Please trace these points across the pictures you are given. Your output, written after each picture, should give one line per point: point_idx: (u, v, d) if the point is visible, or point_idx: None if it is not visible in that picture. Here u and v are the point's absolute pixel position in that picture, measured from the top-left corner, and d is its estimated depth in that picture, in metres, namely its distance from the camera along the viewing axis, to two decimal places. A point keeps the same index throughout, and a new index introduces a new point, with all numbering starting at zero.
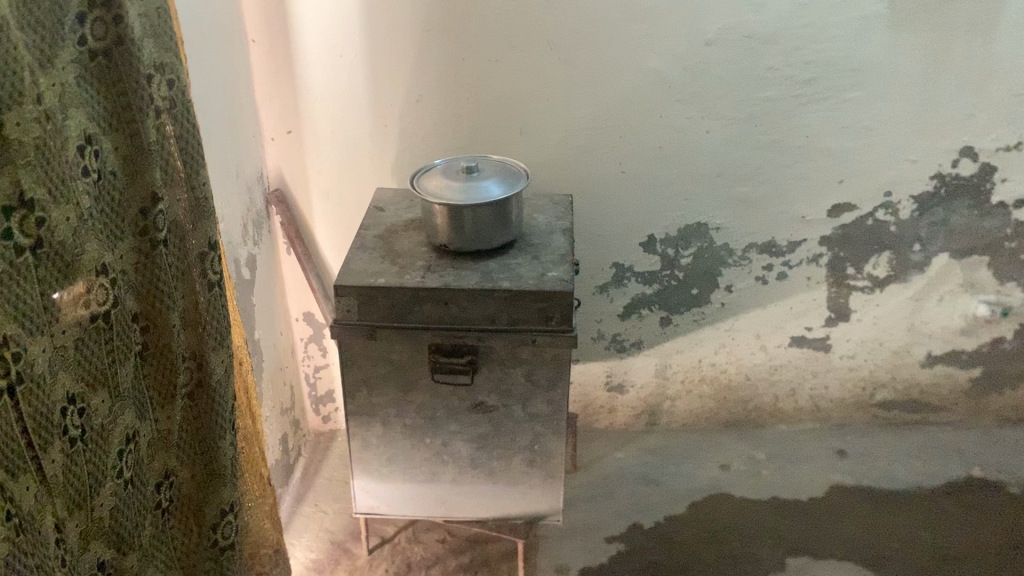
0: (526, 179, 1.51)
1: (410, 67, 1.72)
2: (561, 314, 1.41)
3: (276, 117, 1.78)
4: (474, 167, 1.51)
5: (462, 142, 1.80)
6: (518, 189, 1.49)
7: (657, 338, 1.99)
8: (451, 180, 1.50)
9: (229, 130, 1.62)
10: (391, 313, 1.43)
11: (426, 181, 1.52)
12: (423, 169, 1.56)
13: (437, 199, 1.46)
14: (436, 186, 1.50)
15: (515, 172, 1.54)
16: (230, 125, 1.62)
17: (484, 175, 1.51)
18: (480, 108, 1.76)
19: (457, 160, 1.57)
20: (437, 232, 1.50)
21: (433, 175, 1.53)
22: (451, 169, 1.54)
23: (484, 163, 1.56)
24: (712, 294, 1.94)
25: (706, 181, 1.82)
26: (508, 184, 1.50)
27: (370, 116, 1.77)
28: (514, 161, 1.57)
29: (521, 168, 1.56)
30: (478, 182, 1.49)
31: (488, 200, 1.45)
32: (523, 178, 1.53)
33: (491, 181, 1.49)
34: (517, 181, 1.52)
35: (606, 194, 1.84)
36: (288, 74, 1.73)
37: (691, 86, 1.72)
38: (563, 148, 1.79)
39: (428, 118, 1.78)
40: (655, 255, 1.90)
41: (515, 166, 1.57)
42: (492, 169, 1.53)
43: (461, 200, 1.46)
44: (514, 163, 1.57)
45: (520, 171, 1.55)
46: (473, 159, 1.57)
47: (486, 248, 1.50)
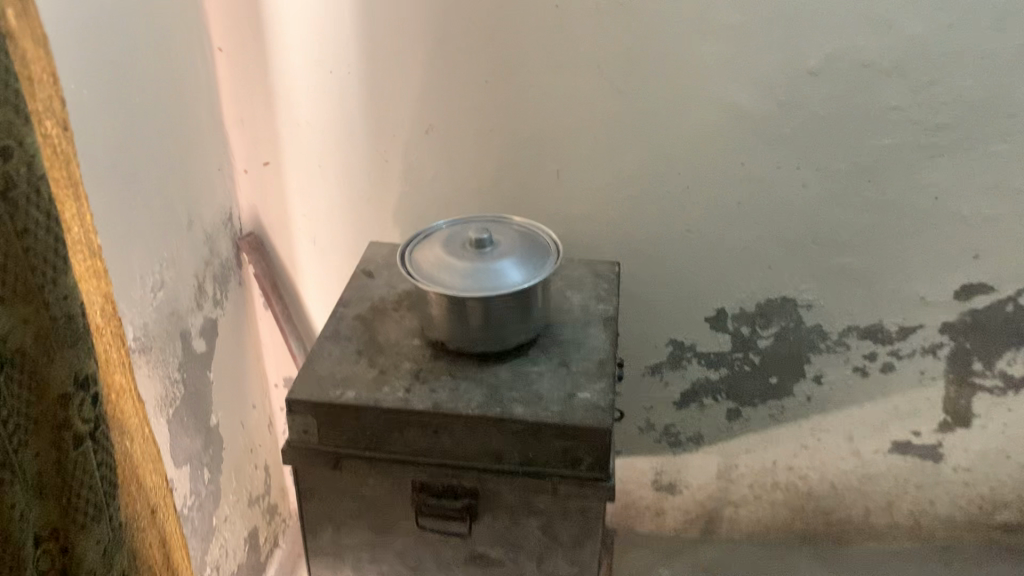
0: (559, 259, 1.11)
1: (416, 89, 1.33)
2: (592, 457, 1.02)
3: (250, 146, 1.41)
4: (486, 241, 1.11)
5: (483, 187, 1.41)
6: (544, 275, 1.08)
7: (721, 433, 1.59)
8: (452, 258, 1.10)
9: (177, 166, 1.25)
10: (362, 438, 1.06)
11: (419, 259, 1.12)
12: (420, 239, 1.17)
13: (432, 287, 1.07)
14: (431, 268, 1.10)
15: (543, 246, 1.14)
16: (180, 159, 1.26)
17: (498, 253, 1.10)
18: (509, 144, 1.37)
19: (470, 225, 1.17)
20: (433, 325, 1.12)
21: (431, 248, 1.13)
22: (455, 240, 1.13)
23: (502, 232, 1.15)
24: (796, 385, 1.53)
25: (796, 246, 1.41)
26: (530, 267, 1.09)
27: (366, 150, 1.39)
28: (544, 229, 1.17)
29: (558, 239, 1.15)
30: (488, 264, 1.08)
31: (500, 292, 1.04)
32: (555, 256, 1.12)
33: (506, 263, 1.09)
34: (543, 260, 1.11)
35: (664, 257, 1.44)
36: (265, 94, 1.36)
37: (784, 126, 1.31)
38: (612, 198, 1.40)
39: (441, 154, 1.39)
40: (724, 334, 1.49)
41: (550, 237, 1.17)
42: (511, 243, 1.13)
43: (464, 288, 1.06)
44: (550, 231, 1.18)
45: (553, 244, 1.15)
46: (491, 224, 1.17)
47: (499, 349, 1.11)
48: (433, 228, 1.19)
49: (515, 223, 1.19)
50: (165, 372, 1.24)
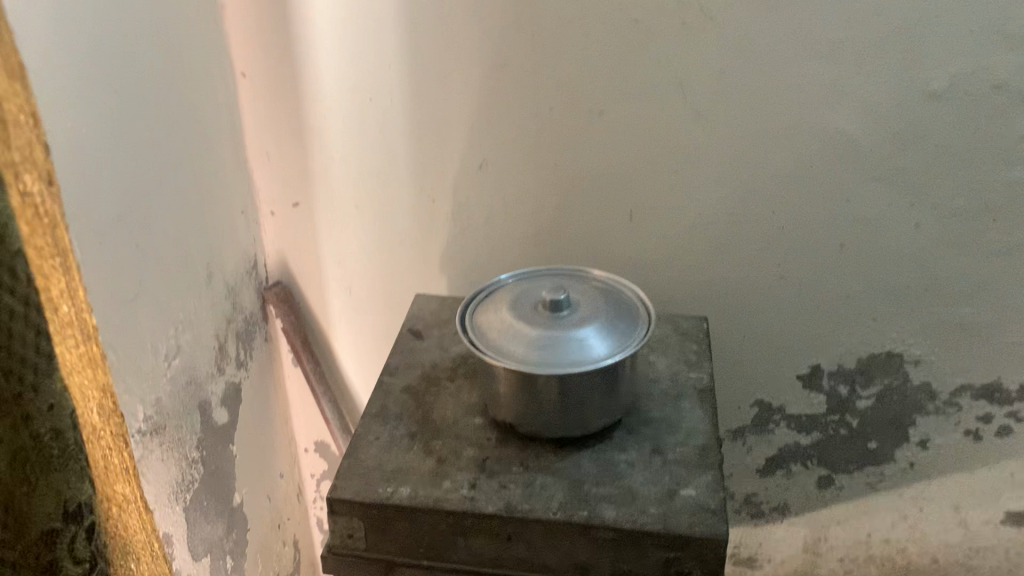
0: (652, 326, 0.93)
1: (468, 119, 1.15)
2: (702, 572, 0.84)
3: (278, 183, 1.24)
4: (563, 303, 0.93)
5: (544, 230, 1.23)
6: (634, 347, 0.90)
7: (809, 503, 1.41)
8: (523, 322, 0.92)
9: (194, 212, 1.08)
10: (419, 545, 0.88)
11: (482, 322, 0.94)
12: (480, 297, 0.99)
13: (501, 359, 0.88)
14: (497, 334, 0.92)
15: (629, 308, 0.96)
16: (197, 204, 1.09)
17: (578, 317, 0.92)
18: (576, 181, 1.18)
19: (540, 281, 0.99)
20: (499, 405, 0.93)
21: (495, 309, 0.95)
22: (524, 300, 0.95)
23: (579, 291, 0.97)
24: (897, 450, 1.35)
25: (905, 295, 1.22)
26: (617, 336, 0.91)
27: (410, 189, 1.21)
28: (628, 285, 0.99)
29: (647, 300, 0.97)
30: (568, 332, 0.90)
31: (585, 368, 0.86)
32: (646, 323, 0.94)
33: (589, 331, 0.91)
34: (632, 328, 0.93)
35: (751, 308, 1.26)
36: (295, 124, 1.20)
37: (897, 158, 1.12)
38: (692, 242, 1.21)
39: (496, 193, 1.20)
40: (818, 394, 1.31)
41: (637, 298, 0.98)
42: (592, 304, 0.95)
43: (539, 361, 0.88)
44: (636, 290, 1.00)
45: (641, 307, 0.96)
46: (565, 281, 0.99)
47: (579, 434, 0.93)
48: (495, 284, 1.01)
49: (593, 279, 1.01)
50: (181, 452, 1.07)
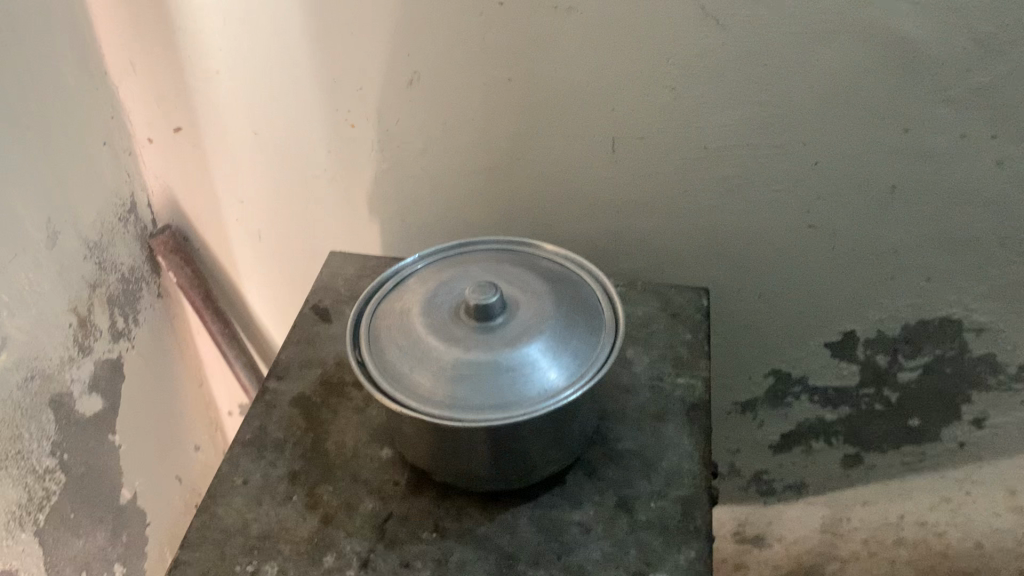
0: (623, 338, 0.65)
1: (389, 17, 0.83)
2: None
3: (151, 104, 0.94)
4: (495, 308, 0.65)
5: (498, 162, 0.94)
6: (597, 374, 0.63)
7: (832, 482, 1.18)
8: (438, 339, 0.64)
9: (17, 152, 0.80)
10: None
11: (383, 336, 0.67)
12: (385, 293, 0.71)
13: (405, 402, 0.62)
14: (403, 357, 0.65)
15: (592, 308, 0.68)
16: (21, 141, 0.81)
17: (517, 329, 0.65)
18: (537, 102, 0.88)
19: (468, 269, 0.71)
20: (405, 444, 0.68)
21: (403, 316, 0.67)
22: (442, 301, 0.67)
23: (522, 284, 0.69)
24: (943, 429, 1.09)
25: (974, 249, 0.93)
26: (572, 356, 0.64)
27: (320, 109, 0.92)
28: (593, 271, 0.71)
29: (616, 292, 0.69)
30: (501, 354, 0.63)
31: (526, 417, 0.59)
32: (614, 329, 0.67)
33: (532, 350, 0.63)
34: (594, 340, 0.65)
35: (769, 262, 0.98)
36: (159, 28, 0.88)
37: (983, 75, 0.79)
38: (695, 178, 0.92)
39: (433, 113, 0.91)
40: (851, 364, 1.05)
41: (602, 287, 0.71)
42: (538, 305, 0.67)
43: (461, 405, 0.61)
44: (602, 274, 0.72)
45: (607, 304, 0.69)
46: (503, 267, 0.71)
47: (517, 485, 0.67)
48: (408, 272, 0.73)
49: (543, 260, 0.73)
50: (24, 465, 0.83)
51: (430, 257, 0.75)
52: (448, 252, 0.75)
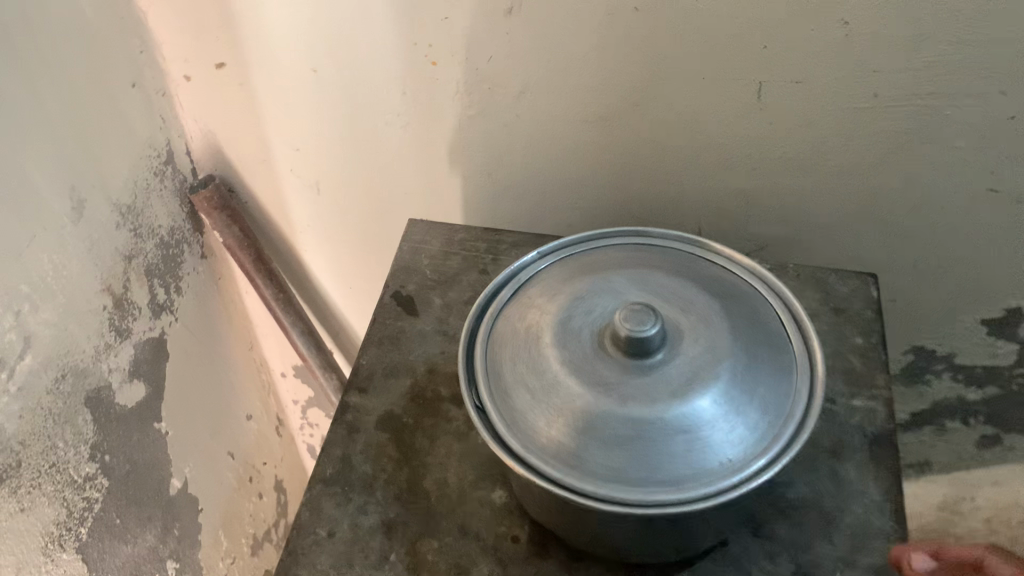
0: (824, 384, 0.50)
1: None
2: None
3: (187, 38, 0.77)
4: (655, 341, 0.49)
5: (611, 107, 0.77)
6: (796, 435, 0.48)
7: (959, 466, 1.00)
8: (582, 382, 0.49)
9: (29, 107, 0.64)
10: None
11: (507, 375, 0.52)
12: (503, 312, 0.56)
13: (547, 475, 0.47)
14: (536, 406, 0.50)
15: (778, 344, 0.52)
16: (32, 92, 0.64)
17: (685, 367, 0.49)
18: (669, 40, 0.70)
19: (608, 278, 0.55)
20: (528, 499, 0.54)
21: (530, 347, 0.52)
22: (581, 329, 0.52)
23: (682, 302, 0.53)
24: None
25: None
26: (760, 408, 0.49)
27: (395, 46, 0.74)
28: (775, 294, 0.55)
29: (802, 319, 0.54)
30: (668, 405, 0.47)
31: (712, 502, 0.45)
32: (808, 373, 0.52)
33: (708, 399, 0.48)
34: (784, 385, 0.50)
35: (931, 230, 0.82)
36: None
37: None
38: (859, 127, 0.74)
39: (535, 50, 0.73)
40: (1008, 344, 0.89)
41: (783, 307, 0.56)
42: (708, 331, 0.51)
43: (620, 479, 0.47)
44: (781, 288, 0.57)
45: (793, 335, 0.54)
46: (653, 276, 0.55)
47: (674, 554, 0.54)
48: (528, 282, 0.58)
49: (700, 267, 0.58)
50: (61, 478, 0.71)
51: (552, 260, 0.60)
52: (574, 254, 0.60)
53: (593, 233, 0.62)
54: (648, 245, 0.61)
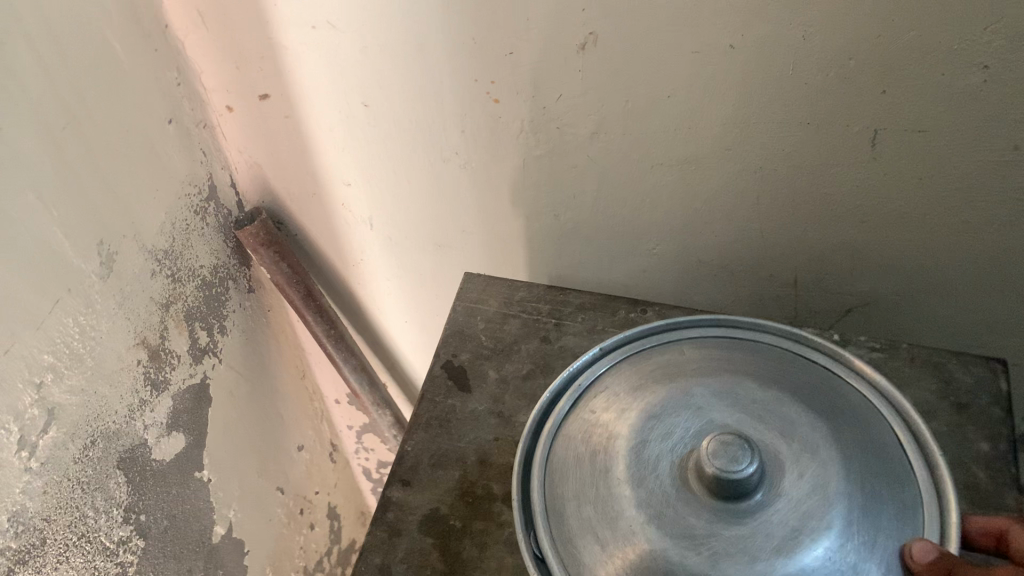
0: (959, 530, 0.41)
1: None
2: None
3: (228, 68, 0.72)
4: (751, 479, 0.40)
5: (697, 156, 0.67)
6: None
7: None
8: (661, 530, 0.42)
9: (56, 166, 0.59)
10: None
11: (570, 512, 0.45)
12: (562, 428, 0.50)
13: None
14: (606, 553, 0.43)
15: (900, 475, 0.44)
16: (59, 150, 0.59)
17: (789, 510, 0.40)
18: (767, 87, 0.60)
19: (688, 388, 0.47)
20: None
21: (597, 478, 0.45)
22: (658, 461, 0.44)
23: (781, 422, 0.45)
24: None
25: None
26: (887, 560, 0.40)
27: (453, 87, 0.67)
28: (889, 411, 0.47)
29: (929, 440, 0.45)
30: (770, 565, 0.39)
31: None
32: (940, 511, 0.43)
33: (818, 554, 0.39)
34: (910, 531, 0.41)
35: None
36: None
37: None
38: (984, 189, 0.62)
39: (610, 94, 0.64)
40: None
41: (903, 422, 0.47)
42: (816, 463, 0.42)
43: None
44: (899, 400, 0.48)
45: (920, 461, 0.45)
46: (742, 385, 0.47)
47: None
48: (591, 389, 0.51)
49: (800, 371, 0.49)
50: (92, 548, 0.66)
51: (618, 361, 0.53)
52: (643, 353, 0.53)
53: (664, 321, 0.55)
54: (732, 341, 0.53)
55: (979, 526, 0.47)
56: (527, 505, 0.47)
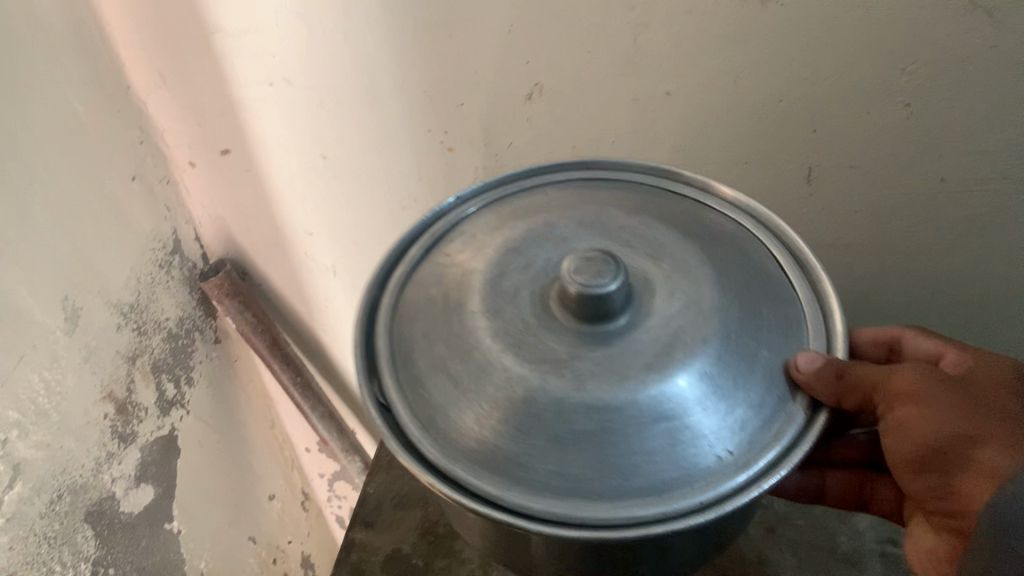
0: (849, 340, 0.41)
1: (501, 10, 0.58)
2: None
3: (189, 125, 0.75)
4: (615, 297, 0.37)
5: None
6: (812, 420, 0.39)
7: None
8: (522, 356, 0.38)
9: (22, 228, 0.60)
10: None
11: (420, 359, 0.41)
12: (412, 283, 0.46)
13: (490, 495, 0.36)
14: (461, 399, 0.39)
15: (774, 298, 0.42)
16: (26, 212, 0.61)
17: (659, 325, 0.38)
18: (707, 130, 0.63)
19: (551, 222, 0.44)
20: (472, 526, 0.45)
21: (450, 315, 0.41)
22: (517, 287, 0.41)
23: (648, 246, 0.42)
24: None
25: None
26: (764, 380, 0.39)
27: (406, 139, 0.70)
28: (764, 242, 0.45)
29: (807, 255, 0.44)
30: (641, 385, 0.36)
31: (720, 513, 0.34)
32: (826, 342, 0.42)
33: (693, 377, 0.37)
34: (797, 348, 0.41)
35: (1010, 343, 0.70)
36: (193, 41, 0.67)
37: None
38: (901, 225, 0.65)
39: (558, 140, 0.67)
40: None
41: (779, 249, 0.45)
42: (689, 281, 0.40)
43: (581, 493, 0.36)
44: (778, 228, 0.46)
45: (800, 284, 0.43)
46: (610, 216, 0.45)
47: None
48: (448, 238, 0.47)
49: (671, 207, 0.47)
50: None
51: (483, 206, 0.49)
52: (507, 199, 0.49)
53: (531, 167, 0.52)
54: (601, 182, 0.50)
55: (871, 338, 0.52)
56: (373, 356, 0.43)
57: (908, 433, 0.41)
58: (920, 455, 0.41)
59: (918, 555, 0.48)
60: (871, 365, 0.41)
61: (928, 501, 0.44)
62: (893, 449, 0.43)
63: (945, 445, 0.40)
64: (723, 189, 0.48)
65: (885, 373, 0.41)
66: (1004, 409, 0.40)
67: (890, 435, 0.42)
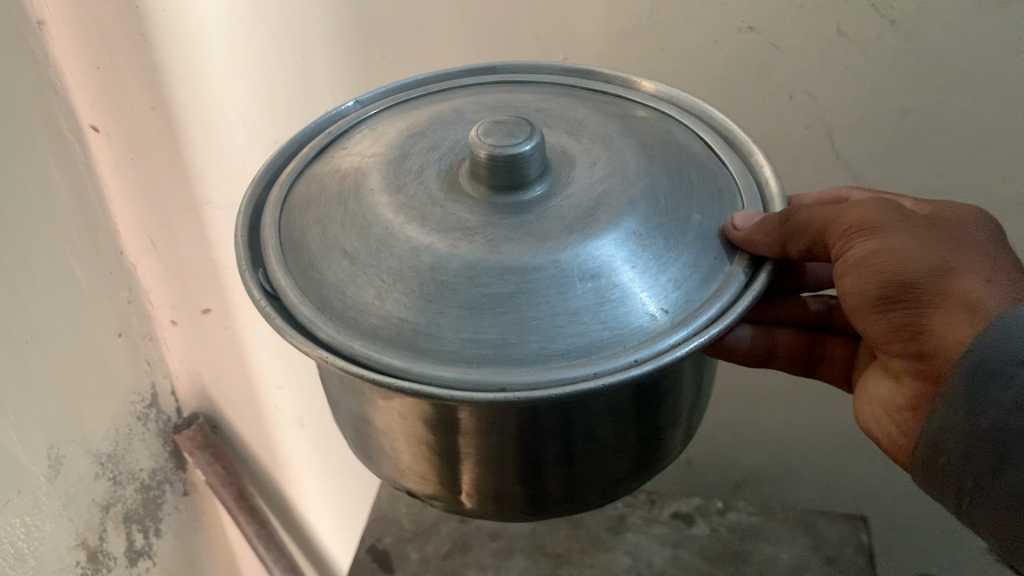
0: (784, 186, 0.43)
1: None
2: None
3: (174, 289, 0.82)
4: (533, 159, 0.39)
5: None
6: (756, 277, 0.39)
7: None
8: (430, 225, 0.38)
9: (27, 383, 0.66)
10: None
11: (316, 244, 0.40)
12: (306, 175, 0.46)
13: (400, 368, 0.34)
14: (369, 282, 0.38)
15: (696, 163, 0.43)
16: (31, 369, 0.66)
17: (580, 194, 0.39)
18: None
19: (457, 107, 0.46)
20: (401, 452, 0.43)
21: (344, 197, 0.42)
22: (416, 165, 0.42)
23: (568, 124, 0.44)
24: None
25: None
26: (701, 242, 0.39)
27: None
28: (680, 121, 0.47)
29: (738, 134, 0.46)
30: (562, 244, 0.37)
31: (658, 364, 0.33)
32: (763, 197, 0.43)
33: (615, 239, 0.37)
34: (730, 211, 0.42)
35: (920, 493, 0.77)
36: (185, 213, 0.75)
37: None
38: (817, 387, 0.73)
39: None
40: None
41: (707, 129, 0.47)
42: (609, 152, 0.42)
43: (504, 359, 0.35)
44: (702, 109, 0.48)
45: (727, 157, 0.45)
46: (520, 105, 0.46)
47: (591, 496, 0.44)
48: (344, 137, 0.48)
49: (585, 95, 0.49)
50: None
51: (384, 109, 0.50)
52: (408, 102, 0.50)
53: (430, 75, 0.52)
54: (504, 80, 0.52)
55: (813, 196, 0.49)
56: (256, 242, 0.43)
57: (875, 263, 0.38)
58: (887, 293, 0.39)
59: (875, 413, 0.47)
60: (819, 204, 0.39)
61: (891, 346, 0.41)
62: (852, 289, 0.40)
63: (915, 279, 0.38)
64: (646, 83, 0.50)
65: (835, 212, 0.39)
66: (970, 238, 0.38)
67: (850, 277, 0.39)
